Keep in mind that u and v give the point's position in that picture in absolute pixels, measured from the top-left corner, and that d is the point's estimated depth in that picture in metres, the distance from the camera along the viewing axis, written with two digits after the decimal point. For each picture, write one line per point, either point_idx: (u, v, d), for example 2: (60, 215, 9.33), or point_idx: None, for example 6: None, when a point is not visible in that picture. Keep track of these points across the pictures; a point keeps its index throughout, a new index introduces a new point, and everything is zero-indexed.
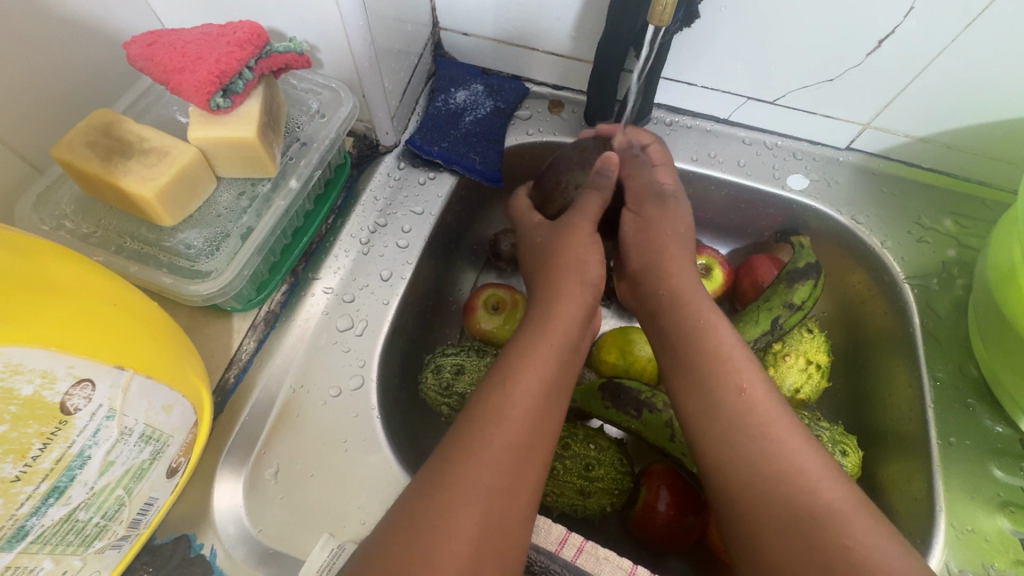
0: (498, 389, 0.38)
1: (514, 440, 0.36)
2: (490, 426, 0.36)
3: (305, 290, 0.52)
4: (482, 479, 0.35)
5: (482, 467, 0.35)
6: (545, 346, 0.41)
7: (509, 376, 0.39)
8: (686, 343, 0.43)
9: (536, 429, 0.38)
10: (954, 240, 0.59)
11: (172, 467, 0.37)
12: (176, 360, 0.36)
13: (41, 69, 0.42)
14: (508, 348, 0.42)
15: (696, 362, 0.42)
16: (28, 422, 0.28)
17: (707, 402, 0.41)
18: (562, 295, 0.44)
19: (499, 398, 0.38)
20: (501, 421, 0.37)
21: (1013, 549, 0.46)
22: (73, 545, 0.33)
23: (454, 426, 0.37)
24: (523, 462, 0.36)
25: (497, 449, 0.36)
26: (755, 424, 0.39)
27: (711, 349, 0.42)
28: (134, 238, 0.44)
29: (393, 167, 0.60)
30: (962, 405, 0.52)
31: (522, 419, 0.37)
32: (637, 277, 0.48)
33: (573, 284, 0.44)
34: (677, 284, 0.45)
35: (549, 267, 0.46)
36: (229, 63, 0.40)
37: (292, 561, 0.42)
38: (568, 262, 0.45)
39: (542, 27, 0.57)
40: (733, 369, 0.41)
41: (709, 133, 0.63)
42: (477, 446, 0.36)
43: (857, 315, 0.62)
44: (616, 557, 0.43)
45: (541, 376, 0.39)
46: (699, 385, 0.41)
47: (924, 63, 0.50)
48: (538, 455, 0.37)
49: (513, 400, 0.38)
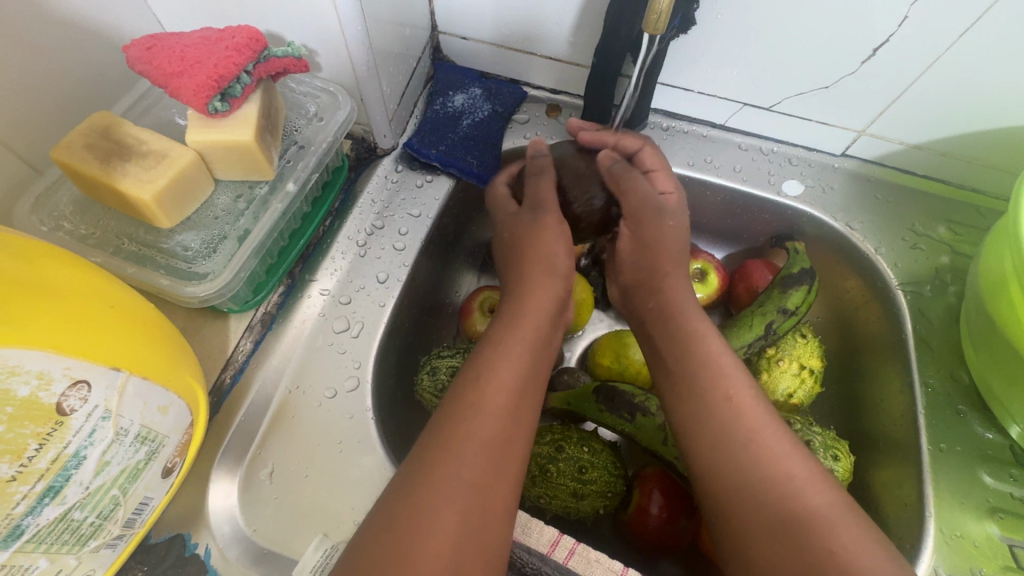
0: (475, 385, 0.39)
1: (492, 437, 0.37)
2: (467, 423, 0.37)
3: (302, 291, 0.53)
4: (461, 475, 0.35)
5: (460, 465, 0.35)
6: (519, 342, 0.42)
7: (484, 373, 0.40)
8: (677, 349, 0.44)
9: (512, 424, 0.38)
10: (947, 247, 0.59)
11: (168, 467, 0.37)
12: (172, 361, 0.37)
13: (40, 72, 0.43)
14: (483, 343, 0.42)
15: (688, 368, 0.43)
16: (25, 423, 0.28)
17: (697, 407, 0.41)
18: (533, 289, 0.45)
19: (474, 395, 0.38)
20: (475, 416, 0.37)
21: (1002, 555, 0.46)
22: (68, 544, 0.33)
23: (433, 425, 0.38)
24: (502, 457, 0.37)
25: (475, 445, 0.36)
26: (742, 431, 0.39)
27: (700, 356, 0.43)
28: (132, 240, 0.44)
29: (391, 170, 0.60)
30: (953, 411, 0.52)
31: (497, 416, 0.38)
32: (631, 287, 0.49)
33: (550, 282, 0.45)
34: (670, 293, 0.46)
35: (519, 262, 0.47)
36: (227, 67, 0.41)
37: (286, 561, 0.43)
38: (540, 252, 0.46)
39: (539, 32, 0.58)
40: (721, 376, 0.42)
41: (705, 139, 0.64)
42: (451, 443, 0.36)
43: (850, 321, 0.62)
44: (607, 559, 0.43)
45: (516, 372, 0.40)
46: (689, 391, 0.42)
47: (919, 71, 0.51)
48: (515, 448, 0.38)
49: (489, 395, 0.38)
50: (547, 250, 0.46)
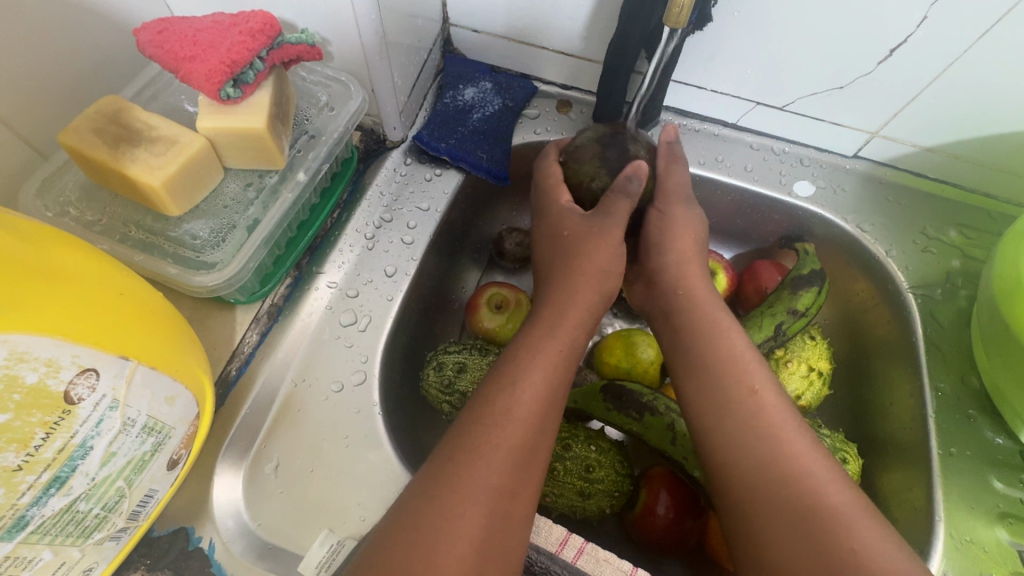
0: (505, 390, 0.38)
1: (519, 442, 0.36)
2: (496, 430, 0.36)
3: (309, 284, 0.52)
4: (487, 478, 0.35)
5: (489, 471, 0.35)
6: (553, 349, 0.41)
7: (516, 378, 0.39)
8: (695, 343, 0.44)
9: (538, 436, 0.38)
10: (958, 251, 0.59)
11: (173, 459, 0.37)
12: (180, 352, 0.36)
13: (47, 55, 0.42)
14: (513, 348, 0.42)
15: (712, 361, 0.42)
16: (32, 411, 0.28)
17: (719, 401, 0.41)
18: (568, 296, 0.44)
19: (505, 399, 0.38)
20: (507, 423, 0.37)
21: (1011, 561, 0.46)
22: (72, 536, 0.32)
23: (459, 427, 0.37)
24: (527, 464, 0.36)
25: (502, 449, 0.36)
26: (763, 426, 0.39)
27: (723, 349, 0.42)
28: (139, 227, 0.44)
29: (399, 162, 0.59)
30: (963, 416, 0.52)
31: (528, 423, 0.37)
32: (653, 278, 0.48)
33: (594, 293, 0.44)
34: (695, 287, 0.46)
35: (566, 266, 0.45)
36: (241, 53, 0.40)
37: (292, 557, 0.42)
38: (593, 269, 0.44)
39: (552, 26, 0.57)
40: (744, 371, 0.41)
41: (717, 137, 0.63)
42: (480, 448, 0.35)
43: (860, 324, 0.62)
44: (616, 558, 0.43)
45: (547, 378, 0.39)
46: (711, 384, 0.41)
47: (937, 71, 0.50)
48: (541, 456, 0.37)
49: (520, 401, 0.38)
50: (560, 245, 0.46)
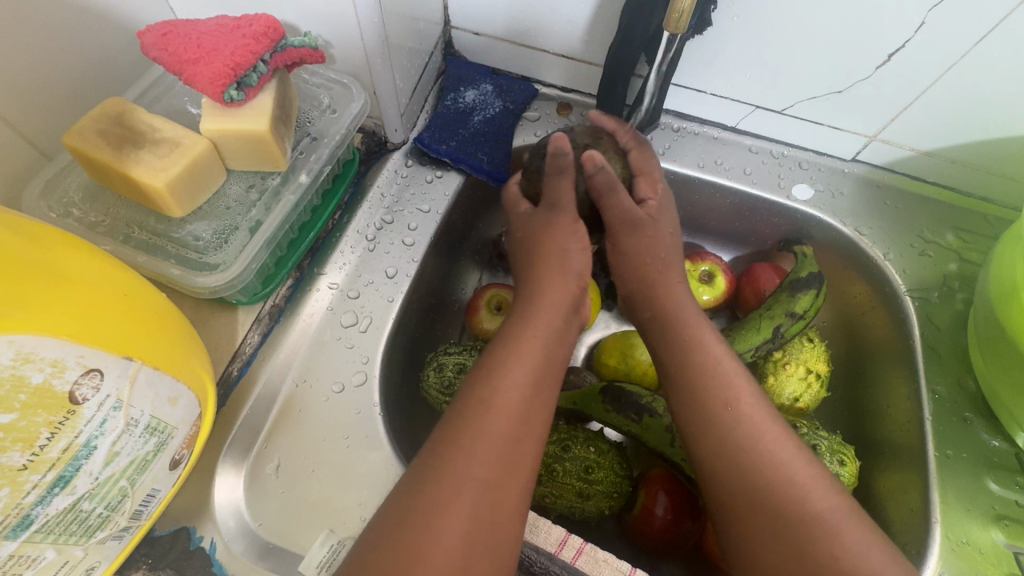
0: (485, 382, 0.38)
1: (503, 433, 0.36)
2: (478, 422, 0.36)
3: (311, 285, 0.52)
4: (472, 472, 0.35)
5: (472, 464, 0.35)
6: (533, 340, 0.41)
7: (497, 371, 0.39)
8: (675, 355, 0.43)
9: (523, 424, 0.38)
10: (956, 255, 0.59)
11: (176, 459, 0.37)
12: (182, 352, 0.36)
13: (52, 56, 0.42)
14: (495, 343, 0.42)
15: (690, 374, 0.42)
16: (37, 411, 0.28)
17: (700, 414, 0.41)
18: (545, 289, 0.44)
19: (487, 392, 0.38)
20: (490, 415, 0.37)
21: (1006, 563, 0.46)
22: (75, 535, 0.33)
23: (445, 423, 0.37)
24: (513, 454, 0.36)
25: (488, 445, 0.36)
26: (745, 436, 0.39)
27: (702, 361, 0.42)
28: (142, 228, 0.44)
29: (400, 164, 0.60)
30: (959, 418, 0.52)
31: (510, 412, 0.37)
32: (632, 292, 0.48)
33: (563, 282, 0.45)
34: (674, 299, 0.46)
35: (534, 257, 0.46)
36: (245, 55, 0.40)
37: (293, 556, 0.42)
38: (552, 253, 0.46)
39: (553, 30, 0.57)
40: (724, 382, 0.41)
41: (716, 141, 0.64)
42: (464, 440, 0.36)
43: (858, 327, 0.62)
44: (614, 559, 0.43)
45: (529, 370, 0.39)
46: (691, 397, 0.41)
47: (935, 76, 0.51)
48: (527, 445, 0.37)
49: (502, 393, 0.38)
50: (560, 246, 0.46)
